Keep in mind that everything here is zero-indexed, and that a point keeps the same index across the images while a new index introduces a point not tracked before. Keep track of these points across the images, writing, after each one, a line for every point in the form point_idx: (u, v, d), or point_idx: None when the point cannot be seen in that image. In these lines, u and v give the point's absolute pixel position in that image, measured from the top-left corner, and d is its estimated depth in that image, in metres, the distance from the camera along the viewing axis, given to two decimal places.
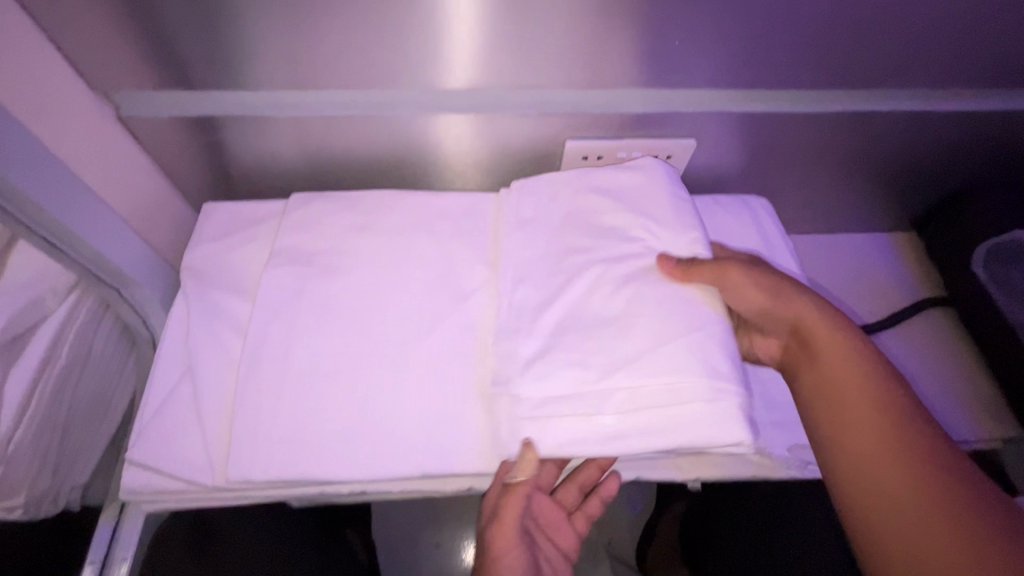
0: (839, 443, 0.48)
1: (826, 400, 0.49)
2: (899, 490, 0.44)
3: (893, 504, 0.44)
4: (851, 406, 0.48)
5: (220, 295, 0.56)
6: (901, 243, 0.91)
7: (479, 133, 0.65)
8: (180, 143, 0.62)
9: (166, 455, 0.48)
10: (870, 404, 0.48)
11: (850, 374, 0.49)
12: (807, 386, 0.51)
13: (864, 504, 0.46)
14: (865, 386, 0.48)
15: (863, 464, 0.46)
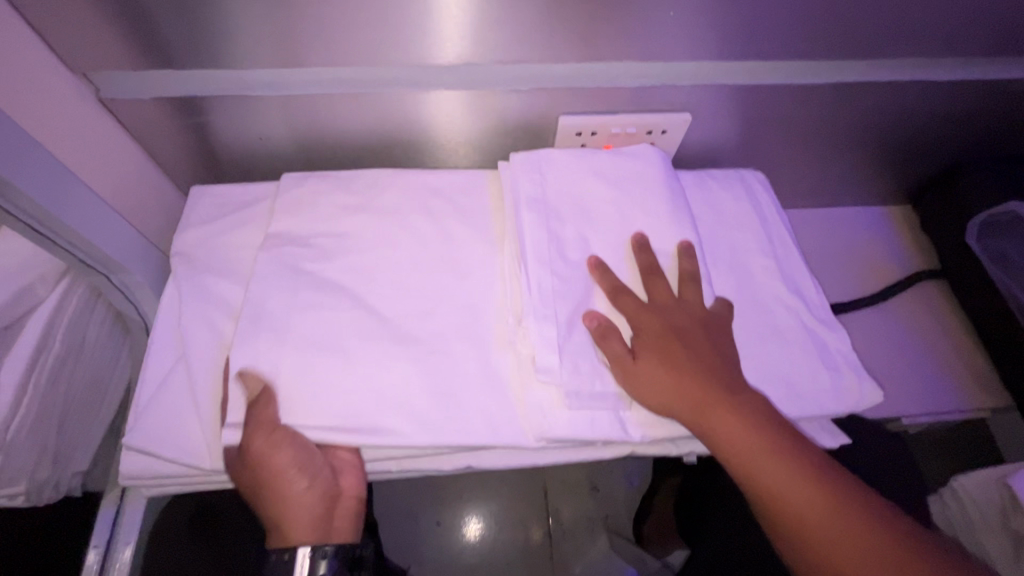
0: (794, 497, 0.45)
1: (774, 488, 0.46)
2: (865, 556, 0.43)
3: (858, 556, 0.43)
4: (805, 507, 0.45)
5: (213, 278, 0.56)
6: (897, 216, 0.91)
7: (471, 110, 0.64)
8: (164, 125, 0.60)
9: (162, 441, 0.48)
10: (828, 504, 0.45)
11: (782, 465, 0.46)
12: (746, 469, 0.47)
13: (829, 559, 0.43)
14: (805, 486, 0.45)
15: (833, 560, 0.43)
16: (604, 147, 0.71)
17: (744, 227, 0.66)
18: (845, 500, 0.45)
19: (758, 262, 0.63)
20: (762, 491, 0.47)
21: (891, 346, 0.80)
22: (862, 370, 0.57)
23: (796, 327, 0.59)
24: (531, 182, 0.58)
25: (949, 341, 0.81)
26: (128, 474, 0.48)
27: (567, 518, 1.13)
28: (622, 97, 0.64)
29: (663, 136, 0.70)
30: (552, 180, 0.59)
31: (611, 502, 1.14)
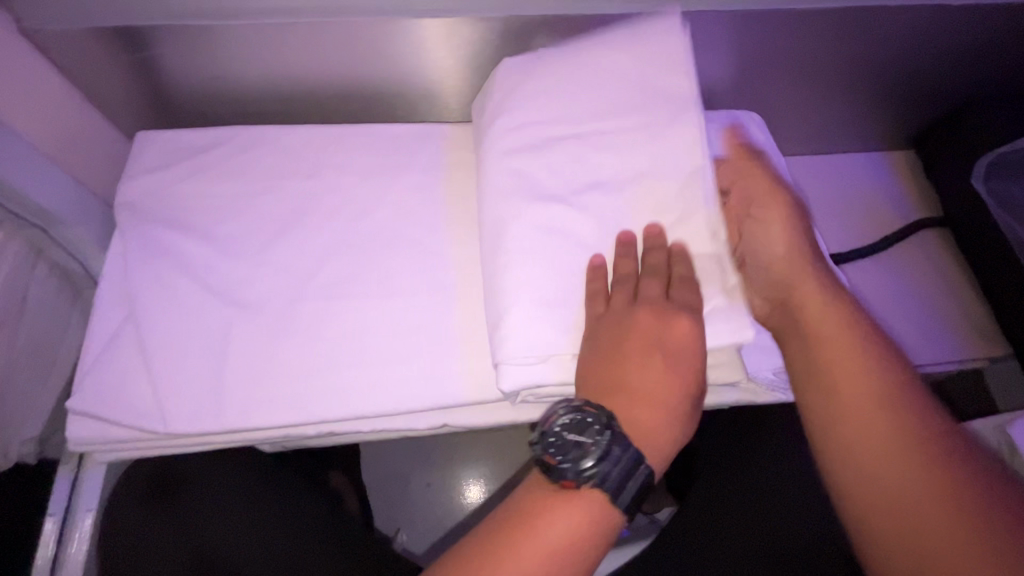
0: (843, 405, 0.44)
1: (829, 364, 0.45)
2: (899, 475, 0.40)
3: (893, 475, 0.40)
4: (854, 389, 0.44)
5: (161, 230, 0.51)
6: (898, 162, 0.87)
7: (442, 45, 0.58)
8: (101, 60, 0.54)
9: (111, 406, 0.45)
10: (878, 392, 0.43)
11: (852, 346, 0.45)
12: (811, 330, 0.47)
13: (863, 475, 0.41)
14: (862, 370, 0.44)
15: (858, 434, 0.43)
16: None
17: None
18: (895, 394, 0.43)
19: None
20: (812, 357, 0.46)
21: (889, 296, 0.77)
22: None
23: None
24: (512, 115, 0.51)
25: (948, 290, 0.78)
26: (78, 440, 0.45)
27: None
28: None
29: None
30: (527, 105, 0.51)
31: None
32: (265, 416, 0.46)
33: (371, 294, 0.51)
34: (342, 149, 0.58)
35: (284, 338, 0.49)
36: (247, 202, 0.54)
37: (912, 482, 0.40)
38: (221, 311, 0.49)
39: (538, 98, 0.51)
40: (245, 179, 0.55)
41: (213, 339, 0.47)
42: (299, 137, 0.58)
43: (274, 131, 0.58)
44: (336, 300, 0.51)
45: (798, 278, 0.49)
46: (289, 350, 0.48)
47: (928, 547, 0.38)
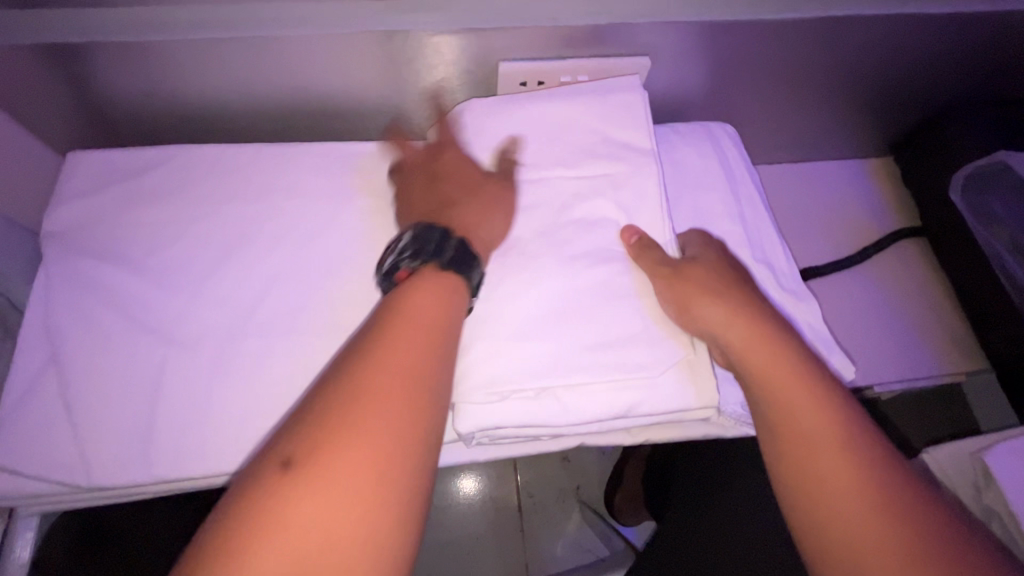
0: (814, 457, 0.39)
1: (785, 406, 0.41)
2: (874, 537, 0.36)
3: (873, 539, 0.36)
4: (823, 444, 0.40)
5: (91, 261, 0.48)
6: (877, 170, 0.85)
7: (398, 57, 0.55)
8: (25, 76, 0.50)
9: (29, 457, 0.41)
10: (846, 441, 0.40)
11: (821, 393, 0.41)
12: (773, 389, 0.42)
13: (844, 545, 0.37)
14: (828, 426, 0.40)
15: (829, 497, 0.38)
16: None
17: (708, 187, 0.59)
18: (859, 442, 0.40)
19: (723, 227, 0.57)
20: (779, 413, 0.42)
21: (866, 310, 0.75)
22: (830, 344, 0.52)
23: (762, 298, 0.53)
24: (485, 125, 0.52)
25: (927, 302, 0.76)
26: None
27: (539, 491, 1.11)
28: (569, 38, 0.55)
29: None
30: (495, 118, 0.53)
31: (583, 474, 1.12)
32: (202, 463, 0.43)
33: (319, 327, 0.48)
34: (291, 169, 0.55)
35: (222, 377, 0.45)
36: (186, 229, 0.51)
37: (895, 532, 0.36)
38: (154, 349, 0.45)
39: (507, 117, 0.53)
40: (185, 204, 0.52)
41: (144, 380, 0.44)
42: (245, 157, 0.55)
43: (218, 151, 0.55)
44: (281, 334, 0.48)
45: (746, 362, 0.44)
46: (229, 391, 0.45)
47: None
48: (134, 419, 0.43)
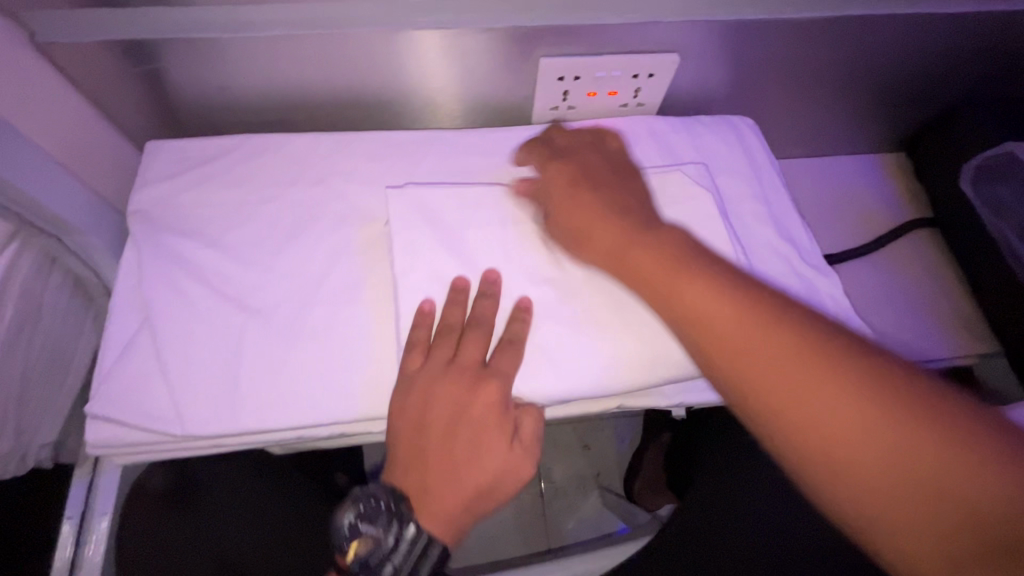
0: (751, 381, 0.40)
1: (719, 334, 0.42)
2: (878, 457, 0.36)
3: (872, 453, 0.36)
4: (821, 410, 0.38)
5: (173, 238, 0.53)
6: (889, 164, 0.89)
7: (448, 54, 0.60)
8: (113, 72, 0.55)
9: (129, 410, 0.46)
10: (837, 386, 0.38)
11: (739, 334, 0.41)
12: (734, 361, 0.41)
13: (846, 461, 0.37)
14: (740, 323, 0.41)
15: (832, 437, 0.37)
16: (588, 94, 0.67)
17: (733, 173, 0.63)
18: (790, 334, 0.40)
19: (748, 208, 0.60)
20: (744, 382, 0.40)
21: (880, 295, 0.79)
22: (852, 316, 0.55)
23: (787, 273, 0.57)
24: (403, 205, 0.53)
25: (939, 289, 0.80)
26: (95, 443, 0.46)
27: (560, 477, 1.14)
28: (605, 37, 0.60)
29: (650, 81, 0.66)
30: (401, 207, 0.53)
31: (603, 460, 1.16)
32: (280, 418, 0.47)
33: (380, 299, 0.53)
34: (349, 156, 0.60)
35: (294, 342, 0.50)
36: (256, 210, 0.55)
37: (925, 444, 0.35)
38: (233, 316, 0.50)
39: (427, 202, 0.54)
40: (254, 187, 0.57)
41: (226, 345, 0.49)
42: (307, 145, 0.60)
43: (283, 139, 0.59)
44: (345, 305, 0.52)
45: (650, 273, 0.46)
46: (301, 354, 0.49)
47: (934, 530, 0.34)
48: (218, 379, 0.48)
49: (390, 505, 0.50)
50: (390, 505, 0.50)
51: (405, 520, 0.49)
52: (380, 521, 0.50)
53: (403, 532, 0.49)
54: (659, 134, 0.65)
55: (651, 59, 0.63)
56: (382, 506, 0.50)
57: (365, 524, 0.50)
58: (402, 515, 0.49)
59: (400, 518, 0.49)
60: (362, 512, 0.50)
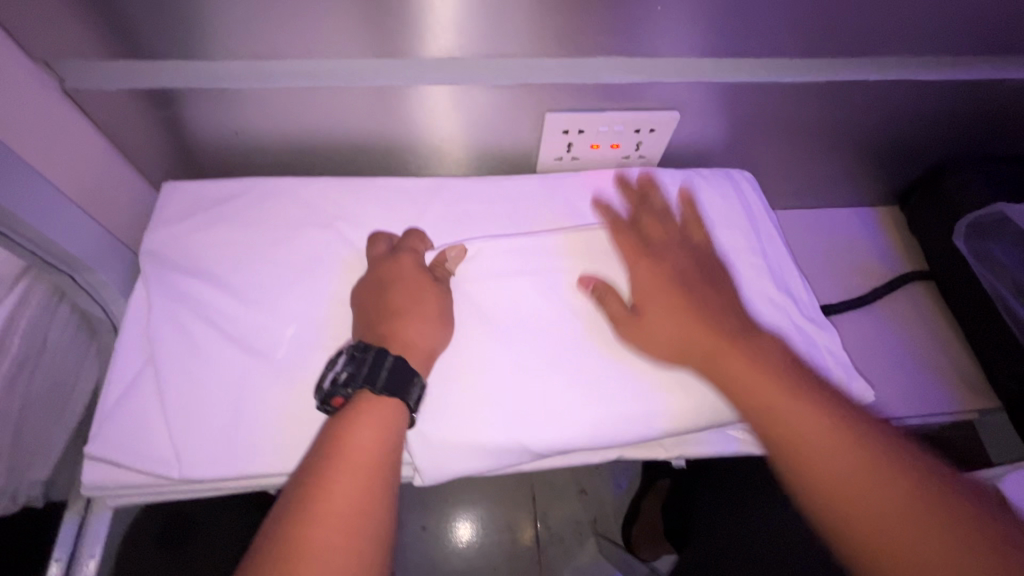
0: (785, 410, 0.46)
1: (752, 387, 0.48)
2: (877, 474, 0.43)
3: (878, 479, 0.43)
4: (823, 438, 0.45)
5: (183, 277, 0.54)
6: (884, 217, 0.91)
7: (456, 106, 0.62)
8: (136, 117, 0.58)
9: (126, 452, 0.46)
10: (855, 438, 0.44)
11: (781, 401, 0.46)
12: (773, 407, 0.46)
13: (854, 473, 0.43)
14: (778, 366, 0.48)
15: (843, 445, 0.44)
16: (592, 145, 0.69)
17: (733, 227, 0.64)
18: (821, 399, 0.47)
19: (746, 260, 0.62)
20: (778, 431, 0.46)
21: (879, 347, 0.79)
22: (851, 372, 0.56)
23: (785, 326, 0.58)
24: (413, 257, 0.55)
25: (936, 341, 0.81)
26: (91, 484, 0.46)
27: (557, 523, 1.12)
28: (607, 94, 0.62)
29: (652, 135, 0.69)
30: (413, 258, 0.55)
31: (601, 506, 1.13)
32: (279, 463, 0.47)
33: None
34: (358, 200, 0.61)
35: (295, 384, 0.50)
36: (265, 252, 0.57)
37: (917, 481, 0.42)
38: (236, 357, 0.50)
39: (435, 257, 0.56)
40: (264, 230, 0.58)
41: (228, 386, 0.49)
42: (316, 189, 0.61)
43: (294, 184, 0.61)
44: None
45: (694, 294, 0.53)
46: (302, 398, 0.50)
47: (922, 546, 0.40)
48: (217, 421, 0.48)
49: (357, 350, 0.47)
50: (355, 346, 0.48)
51: (380, 353, 0.47)
52: (354, 364, 0.47)
53: (377, 359, 0.47)
54: (659, 186, 0.66)
55: (651, 117, 0.66)
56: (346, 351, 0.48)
57: (342, 372, 0.47)
58: (374, 354, 0.47)
59: (370, 351, 0.47)
60: (336, 369, 0.47)
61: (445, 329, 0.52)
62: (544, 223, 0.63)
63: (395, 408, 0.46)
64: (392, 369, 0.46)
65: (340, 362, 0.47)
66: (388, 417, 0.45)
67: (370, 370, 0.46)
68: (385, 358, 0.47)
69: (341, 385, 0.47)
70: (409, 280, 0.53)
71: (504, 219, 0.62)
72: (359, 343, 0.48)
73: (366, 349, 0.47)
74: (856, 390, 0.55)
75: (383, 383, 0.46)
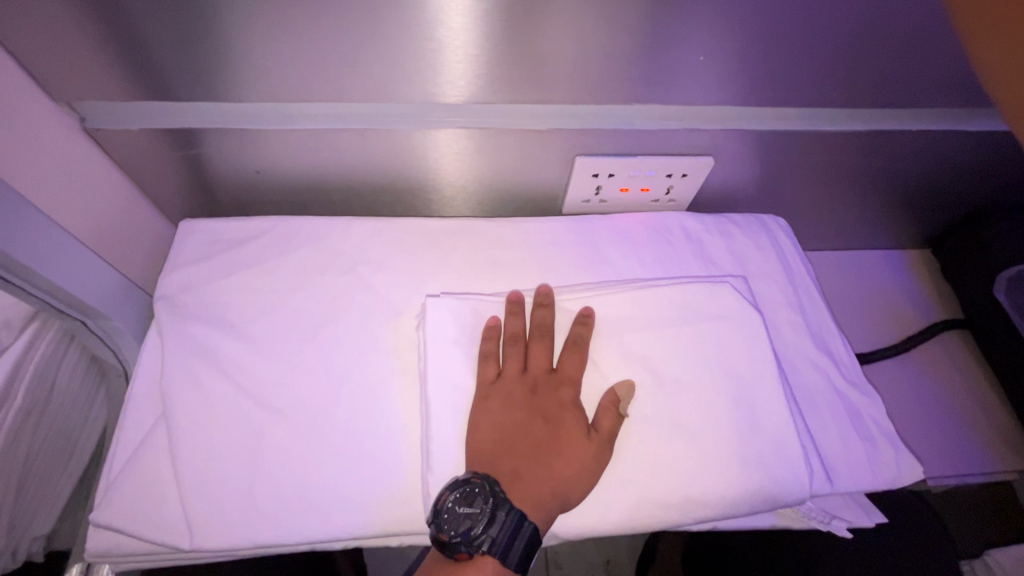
0: None
1: None
2: None
3: None
4: None
5: (198, 325, 0.52)
6: (916, 260, 0.88)
7: (483, 147, 0.60)
8: (156, 157, 0.56)
9: (136, 516, 0.44)
10: None
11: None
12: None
13: None
14: None
15: None
16: (621, 189, 0.67)
17: (769, 281, 0.62)
18: None
19: (784, 317, 0.59)
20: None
21: (912, 400, 0.76)
22: (896, 442, 0.54)
23: (825, 391, 0.56)
24: (438, 312, 0.51)
25: (973, 395, 0.77)
26: (98, 550, 0.44)
27: (567, 563, 1.09)
28: (638, 141, 0.61)
29: (683, 179, 0.67)
30: (436, 311, 0.51)
31: (613, 547, 1.10)
32: (293, 533, 0.45)
33: (406, 400, 0.51)
34: (379, 244, 0.59)
35: (312, 445, 0.48)
36: (283, 299, 0.54)
37: None
38: (254, 415, 0.48)
39: (459, 308, 0.52)
40: (281, 275, 0.56)
41: (244, 445, 0.47)
42: (337, 232, 0.59)
43: (315, 225, 0.59)
44: (369, 405, 0.50)
45: None
46: (318, 461, 0.47)
47: None
48: (231, 484, 0.45)
49: (486, 486, 0.45)
50: (488, 490, 0.45)
51: (508, 502, 0.45)
52: (476, 502, 0.45)
53: (503, 508, 0.45)
54: (690, 233, 0.64)
55: (685, 163, 0.64)
56: (478, 490, 0.45)
57: (460, 507, 0.45)
58: (502, 501, 0.45)
59: (502, 497, 0.45)
60: (453, 497, 0.45)
61: (494, 391, 0.50)
62: (573, 271, 0.60)
63: (494, 564, 0.45)
64: (510, 519, 0.45)
65: (472, 507, 0.45)
66: (494, 574, 0.45)
67: (492, 517, 0.45)
68: (511, 509, 0.45)
69: (455, 517, 0.44)
70: (512, 395, 0.50)
71: (529, 266, 0.60)
72: (492, 482, 0.45)
73: (506, 506, 0.45)
74: (902, 462, 0.53)
75: (516, 553, 0.45)
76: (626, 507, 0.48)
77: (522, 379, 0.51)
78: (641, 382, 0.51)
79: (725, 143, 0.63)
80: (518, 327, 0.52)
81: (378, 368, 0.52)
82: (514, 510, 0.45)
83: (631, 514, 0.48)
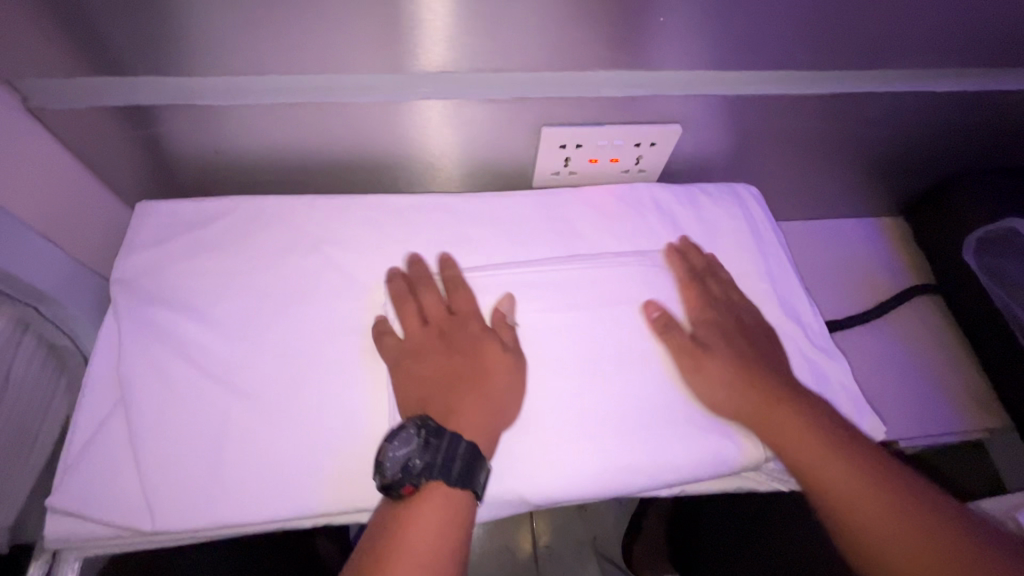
0: (800, 450, 0.48)
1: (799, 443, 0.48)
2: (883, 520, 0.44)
3: (879, 513, 0.44)
4: (846, 482, 0.46)
5: (157, 307, 0.51)
6: (889, 228, 0.89)
7: (448, 120, 0.59)
8: (107, 136, 0.55)
9: (93, 500, 0.43)
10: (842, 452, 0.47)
11: (802, 434, 0.48)
12: (789, 444, 0.48)
13: (844, 506, 0.46)
14: (803, 418, 0.49)
15: (844, 500, 0.46)
16: (590, 160, 0.66)
17: (737, 250, 0.62)
18: (830, 430, 0.48)
19: (753, 284, 0.60)
20: (800, 469, 0.47)
21: (885, 364, 0.77)
22: (862, 405, 0.55)
23: (792, 356, 0.56)
24: None
25: (945, 358, 0.78)
26: (56, 537, 0.43)
27: (555, 540, 1.10)
28: (605, 109, 0.60)
29: (652, 149, 0.66)
30: None
31: (599, 523, 1.12)
32: (260, 513, 0.44)
33: (374, 377, 0.50)
34: (345, 221, 0.58)
35: (276, 424, 0.47)
36: (245, 279, 0.53)
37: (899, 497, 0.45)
38: (217, 396, 0.47)
39: None
40: (243, 255, 0.55)
41: (205, 427, 0.46)
42: (301, 210, 0.58)
43: (277, 205, 0.58)
44: (335, 383, 0.50)
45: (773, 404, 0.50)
46: (281, 440, 0.47)
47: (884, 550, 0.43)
48: (193, 466, 0.45)
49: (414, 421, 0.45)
50: (418, 424, 0.45)
51: (441, 429, 0.45)
52: (413, 438, 0.45)
53: (438, 436, 0.45)
54: (661, 203, 0.64)
55: (654, 132, 0.63)
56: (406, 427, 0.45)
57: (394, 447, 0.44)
58: (436, 430, 0.45)
59: (433, 425, 0.45)
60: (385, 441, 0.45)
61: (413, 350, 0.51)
62: (542, 244, 0.60)
63: (443, 491, 0.44)
64: (457, 446, 0.45)
65: (406, 446, 0.44)
66: (444, 502, 0.44)
67: (429, 446, 0.45)
68: (446, 433, 0.45)
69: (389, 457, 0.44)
70: (421, 349, 0.51)
71: (497, 239, 0.60)
72: (423, 417, 0.46)
73: (440, 434, 0.45)
74: (867, 421, 0.54)
75: (462, 475, 0.44)
76: (593, 478, 0.47)
77: (426, 333, 0.52)
78: (590, 351, 0.52)
79: (694, 111, 0.62)
80: (402, 286, 0.54)
81: (345, 347, 0.51)
82: (459, 438, 0.45)
83: (599, 483, 0.47)
